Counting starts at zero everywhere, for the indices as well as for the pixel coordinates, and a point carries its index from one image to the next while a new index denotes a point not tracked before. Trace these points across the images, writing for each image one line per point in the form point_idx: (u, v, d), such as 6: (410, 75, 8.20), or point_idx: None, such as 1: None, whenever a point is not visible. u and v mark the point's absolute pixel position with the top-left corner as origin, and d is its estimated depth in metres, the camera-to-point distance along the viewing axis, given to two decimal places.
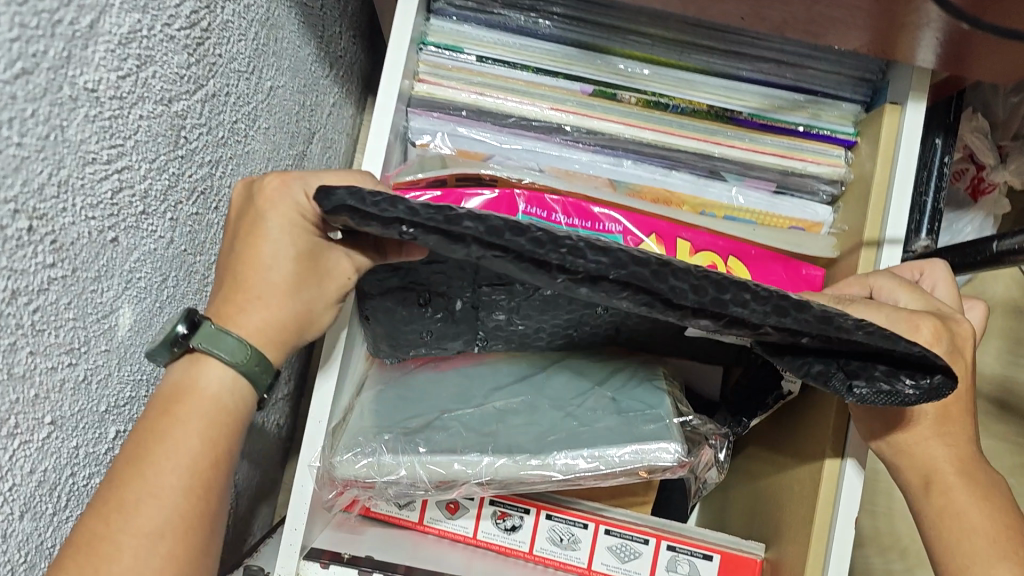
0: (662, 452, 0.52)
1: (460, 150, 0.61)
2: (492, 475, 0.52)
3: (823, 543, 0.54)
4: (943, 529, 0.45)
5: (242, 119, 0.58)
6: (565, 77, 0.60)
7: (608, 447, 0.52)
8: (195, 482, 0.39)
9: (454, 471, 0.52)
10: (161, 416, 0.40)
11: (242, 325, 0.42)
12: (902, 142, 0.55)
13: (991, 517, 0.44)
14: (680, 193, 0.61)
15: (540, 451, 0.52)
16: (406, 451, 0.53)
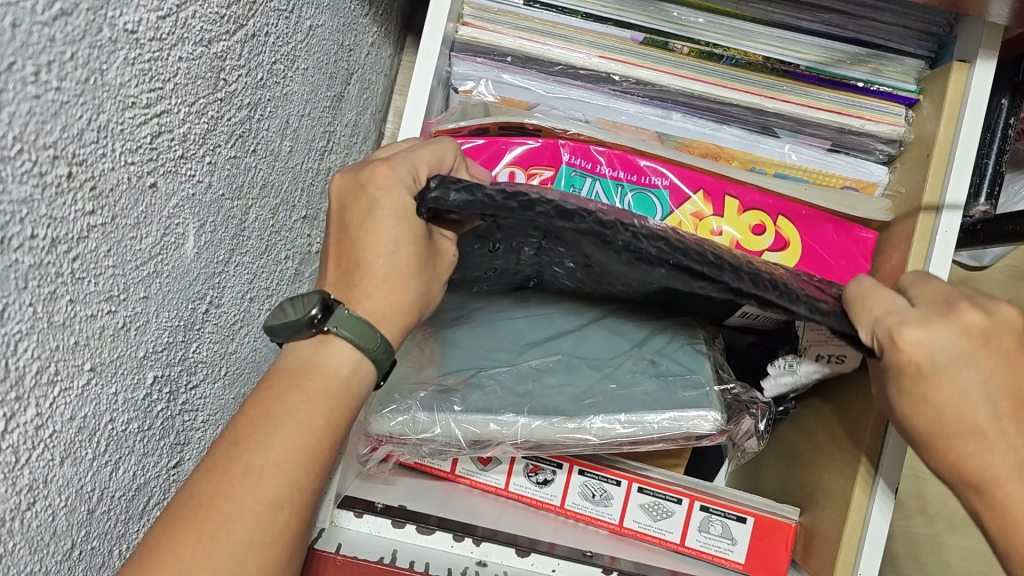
0: (702, 420, 0.51)
1: (505, 98, 0.59)
2: (526, 435, 0.51)
3: (856, 532, 0.53)
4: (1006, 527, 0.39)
5: (282, 60, 0.56)
6: (616, 24, 0.57)
7: (646, 412, 0.52)
8: (310, 464, 0.40)
9: (489, 431, 0.51)
10: (290, 386, 0.41)
11: (367, 308, 0.43)
12: (970, 102, 0.53)
13: None
14: (730, 149, 0.59)
15: (577, 414, 0.52)
16: (441, 408, 0.53)
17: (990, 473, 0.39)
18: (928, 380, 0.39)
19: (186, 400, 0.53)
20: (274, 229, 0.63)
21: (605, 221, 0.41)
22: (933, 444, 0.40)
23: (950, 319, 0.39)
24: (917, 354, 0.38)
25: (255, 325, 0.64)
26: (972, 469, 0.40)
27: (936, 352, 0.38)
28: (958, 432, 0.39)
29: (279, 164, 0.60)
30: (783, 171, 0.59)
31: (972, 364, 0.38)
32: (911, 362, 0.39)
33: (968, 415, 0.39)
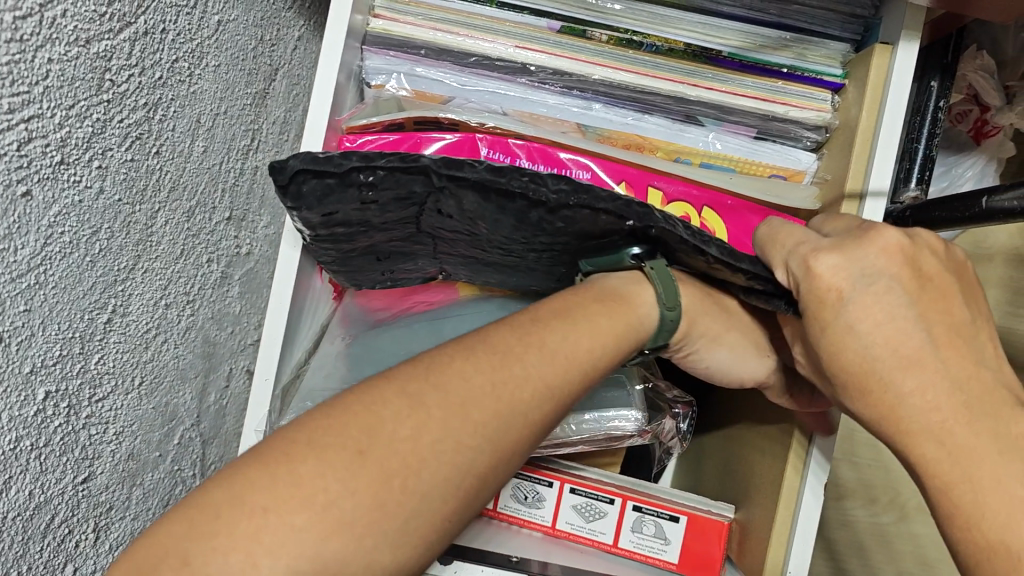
0: (623, 420, 0.50)
1: (419, 93, 0.57)
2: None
3: (783, 536, 0.52)
4: (957, 473, 0.37)
5: (185, 58, 0.54)
6: (532, 13, 0.55)
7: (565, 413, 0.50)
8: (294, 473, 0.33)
9: None
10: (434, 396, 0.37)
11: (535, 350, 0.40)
12: (891, 88, 0.51)
13: (988, 436, 0.37)
14: (653, 139, 0.57)
15: None
16: None
17: (935, 406, 0.38)
18: (852, 309, 0.40)
19: (92, 413, 0.51)
20: (191, 232, 0.61)
21: (498, 165, 0.41)
22: (873, 392, 0.40)
23: (869, 250, 0.41)
24: (838, 281, 0.40)
25: (175, 333, 0.62)
26: (917, 411, 0.38)
27: (856, 277, 0.40)
28: (896, 365, 0.39)
29: (191, 166, 0.59)
30: (709, 161, 0.58)
31: (894, 286, 0.40)
32: (831, 290, 0.40)
33: (904, 345, 0.39)
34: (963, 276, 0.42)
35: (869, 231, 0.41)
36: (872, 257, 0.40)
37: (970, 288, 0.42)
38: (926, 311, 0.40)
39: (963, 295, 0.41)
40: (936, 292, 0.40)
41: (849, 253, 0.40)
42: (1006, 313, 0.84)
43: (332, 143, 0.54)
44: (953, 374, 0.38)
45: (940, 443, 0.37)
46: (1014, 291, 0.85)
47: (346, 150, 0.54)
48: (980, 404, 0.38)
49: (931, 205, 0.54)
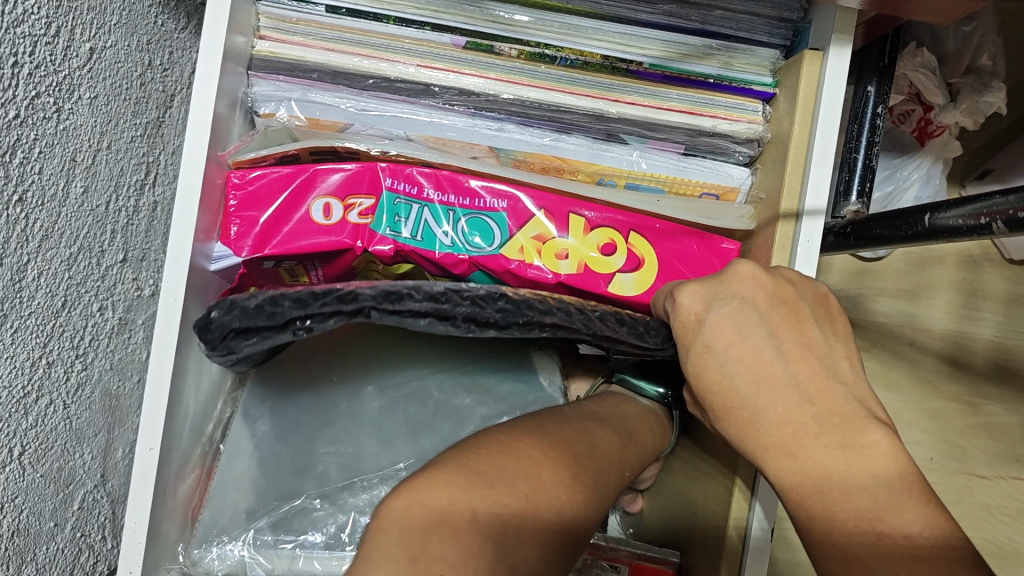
0: None
1: (313, 120, 0.51)
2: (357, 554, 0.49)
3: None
4: (822, 491, 0.38)
5: (49, 92, 0.49)
6: (433, 28, 0.50)
7: None
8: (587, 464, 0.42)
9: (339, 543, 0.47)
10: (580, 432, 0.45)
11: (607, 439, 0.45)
12: (824, 95, 0.48)
13: (839, 447, 0.38)
14: (575, 161, 0.53)
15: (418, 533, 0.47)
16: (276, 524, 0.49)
17: (790, 419, 0.40)
18: (710, 330, 0.42)
19: None
20: (74, 281, 0.55)
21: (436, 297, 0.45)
22: (733, 413, 0.41)
23: (725, 281, 0.44)
24: (697, 306, 0.43)
25: (62, 392, 0.56)
26: (771, 425, 0.40)
27: (713, 301, 0.43)
28: (750, 381, 0.41)
29: (66, 210, 0.53)
30: (635, 181, 0.53)
31: (746, 308, 0.42)
32: (691, 316, 0.43)
33: (759, 366, 0.41)
34: (818, 304, 0.44)
35: (728, 267, 0.44)
36: (730, 288, 0.43)
37: (824, 313, 0.44)
38: (779, 337, 0.42)
39: (815, 319, 0.43)
40: (786, 316, 0.43)
41: (710, 286, 0.43)
42: (960, 316, 0.81)
43: (218, 180, 0.49)
44: (804, 387, 0.40)
45: (793, 455, 0.39)
46: (966, 293, 0.81)
47: (235, 187, 0.49)
48: (828, 414, 0.40)
49: (871, 219, 0.50)
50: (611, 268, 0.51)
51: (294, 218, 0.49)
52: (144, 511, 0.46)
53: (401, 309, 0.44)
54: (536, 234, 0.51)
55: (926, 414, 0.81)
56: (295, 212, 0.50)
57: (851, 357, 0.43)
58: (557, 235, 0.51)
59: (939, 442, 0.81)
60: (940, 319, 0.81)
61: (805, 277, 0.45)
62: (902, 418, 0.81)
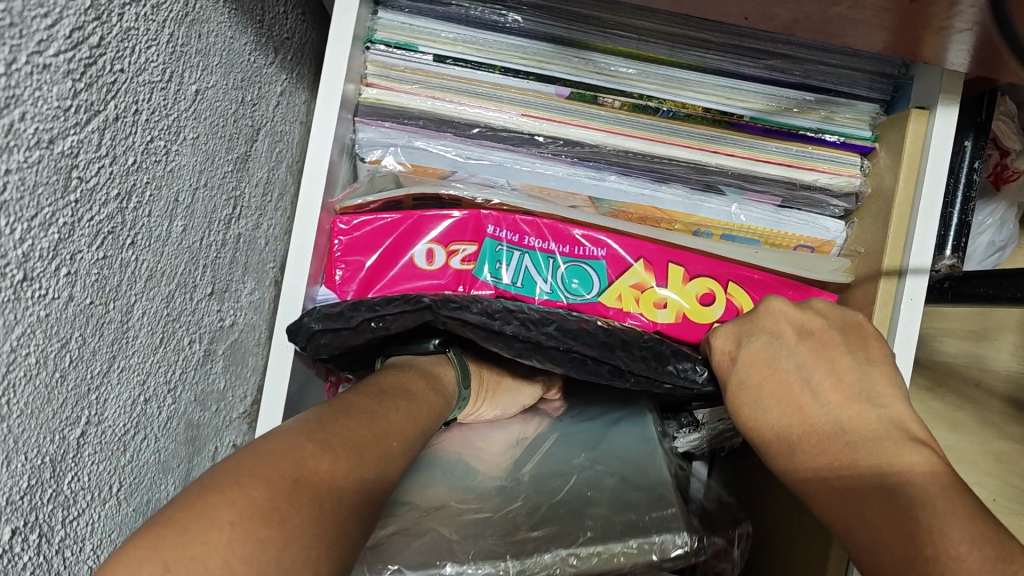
0: None
1: (415, 167, 0.52)
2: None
3: None
4: (875, 524, 0.35)
5: (161, 136, 0.50)
6: (537, 79, 0.51)
7: None
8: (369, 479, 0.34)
9: None
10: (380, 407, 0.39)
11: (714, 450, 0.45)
12: (930, 154, 0.48)
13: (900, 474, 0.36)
14: (673, 213, 0.53)
15: None
16: None
17: (825, 454, 0.39)
18: (742, 365, 0.45)
19: (68, 534, 0.47)
20: (170, 318, 0.56)
21: (491, 310, 0.46)
22: (772, 446, 0.42)
23: (756, 318, 0.46)
24: (730, 344, 0.46)
25: (155, 426, 0.57)
26: (804, 455, 0.40)
27: (741, 339, 0.46)
28: (781, 413, 0.42)
29: (168, 249, 0.54)
30: (731, 233, 0.54)
31: (775, 342, 0.44)
32: (725, 354, 0.46)
33: (795, 398, 0.42)
34: (851, 330, 0.44)
35: (760, 305, 0.47)
36: (763, 323, 0.45)
37: (858, 339, 0.44)
38: (806, 363, 0.43)
39: (848, 345, 0.43)
40: (814, 347, 0.43)
41: (748, 328, 0.46)
42: None
43: (325, 226, 0.49)
44: (836, 416, 0.40)
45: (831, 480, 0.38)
46: None
47: (341, 233, 0.49)
48: (864, 439, 0.38)
49: (971, 277, 0.51)
50: (710, 318, 0.51)
51: (400, 263, 0.50)
52: None
53: (457, 317, 0.46)
54: (635, 282, 0.51)
55: (992, 456, 0.80)
56: (401, 257, 0.50)
57: (892, 380, 0.42)
58: (655, 284, 0.51)
59: (1002, 485, 0.80)
60: (1006, 361, 0.81)
61: (838, 309, 0.46)
62: (967, 459, 0.80)
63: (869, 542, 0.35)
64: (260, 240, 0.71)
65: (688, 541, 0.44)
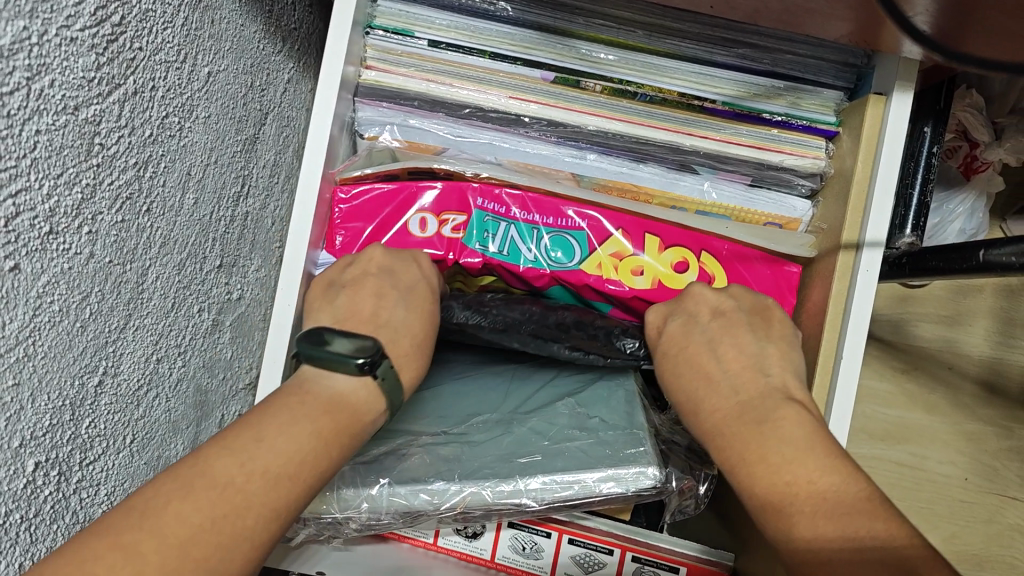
0: (639, 477, 0.49)
1: (410, 143, 0.57)
2: (460, 508, 0.49)
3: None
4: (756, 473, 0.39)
5: (175, 113, 0.54)
6: (524, 63, 0.55)
7: (581, 471, 0.49)
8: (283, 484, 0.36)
9: (418, 504, 0.48)
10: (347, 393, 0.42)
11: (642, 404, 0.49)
12: (886, 137, 0.51)
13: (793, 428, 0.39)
14: (650, 189, 0.57)
15: (511, 476, 0.49)
16: (368, 484, 0.49)
17: (721, 407, 0.43)
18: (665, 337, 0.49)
19: (84, 477, 0.50)
20: (181, 284, 0.60)
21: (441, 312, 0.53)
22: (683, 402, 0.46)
23: (684, 300, 0.51)
24: (659, 319, 0.51)
25: (165, 385, 0.61)
26: (707, 413, 0.44)
27: (668, 316, 0.50)
28: (692, 378, 0.46)
29: (180, 219, 0.58)
30: (705, 209, 0.58)
31: (694, 318, 0.49)
32: (654, 329, 0.51)
33: (705, 364, 0.46)
34: (758, 313, 0.49)
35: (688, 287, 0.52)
36: (689, 302, 0.50)
37: (763, 320, 0.49)
38: (716, 334, 0.47)
39: (753, 324, 0.48)
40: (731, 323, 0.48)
41: (675, 309, 0.50)
42: (996, 343, 0.85)
43: (327, 194, 0.54)
44: (733, 381, 0.44)
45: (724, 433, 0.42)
46: (1003, 322, 0.85)
47: (340, 202, 0.54)
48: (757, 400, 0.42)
49: (928, 253, 0.54)
50: (683, 284, 0.55)
51: (394, 230, 0.54)
52: None
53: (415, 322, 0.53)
54: (614, 252, 0.55)
55: (961, 435, 0.85)
56: (394, 225, 0.54)
57: (786, 357, 0.46)
58: (633, 252, 0.55)
59: (974, 463, 0.84)
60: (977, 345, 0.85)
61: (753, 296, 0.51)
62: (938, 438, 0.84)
63: (748, 480, 0.39)
64: (267, 220, 0.76)
65: (657, 476, 0.49)
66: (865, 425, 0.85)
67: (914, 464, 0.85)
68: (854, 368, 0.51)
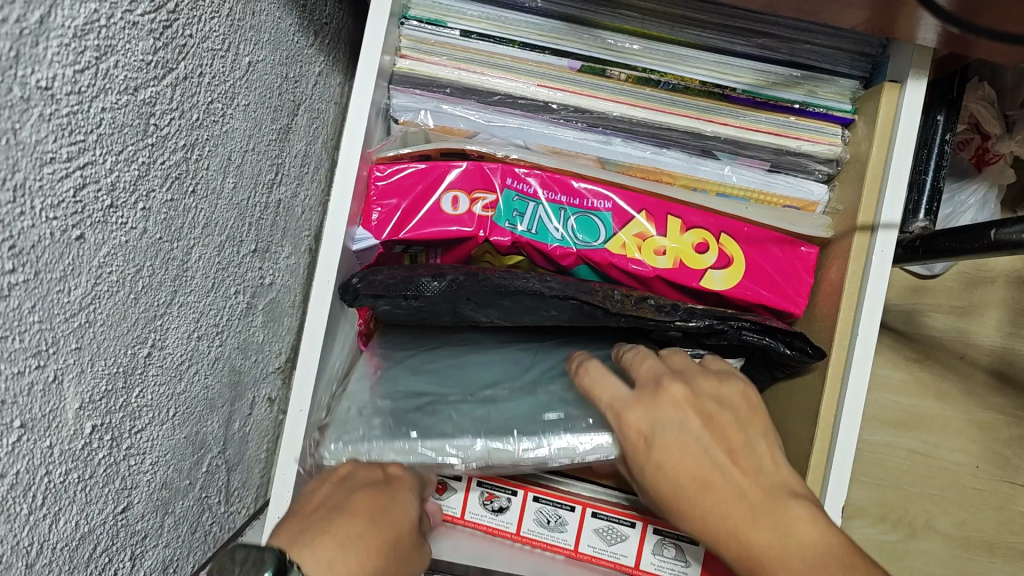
0: None
1: (443, 127, 0.59)
2: (484, 461, 0.51)
3: None
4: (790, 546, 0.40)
5: (219, 99, 0.56)
6: (553, 53, 0.57)
7: (601, 430, 0.51)
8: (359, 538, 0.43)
9: (445, 455, 0.51)
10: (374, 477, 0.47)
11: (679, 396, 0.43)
12: (900, 122, 0.53)
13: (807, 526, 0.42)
14: (673, 172, 0.60)
15: (535, 433, 0.52)
16: (399, 437, 0.52)
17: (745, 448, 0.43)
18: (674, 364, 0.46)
19: (132, 444, 0.53)
20: (220, 266, 0.63)
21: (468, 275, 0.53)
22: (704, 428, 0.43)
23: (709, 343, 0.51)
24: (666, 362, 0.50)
25: (205, 363, 0.63)
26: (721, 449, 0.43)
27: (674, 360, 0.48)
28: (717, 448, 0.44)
29: (222, 202, 0.60)
30: (725, 192, 0.60)
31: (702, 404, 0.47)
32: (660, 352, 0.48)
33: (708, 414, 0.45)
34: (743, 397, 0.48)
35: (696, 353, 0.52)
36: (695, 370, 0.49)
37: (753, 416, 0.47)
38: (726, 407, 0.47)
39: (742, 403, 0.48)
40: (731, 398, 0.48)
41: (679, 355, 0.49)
42: (1008, 333, 0.87)
43: (363, 173, 0.56)
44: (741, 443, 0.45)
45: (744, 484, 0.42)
46: (1014, 312, 0.87)
47: (378, 179, 0.56)
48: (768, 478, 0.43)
49: (940, 235, 0.56)
50: (704, 265, 0.57)
51: (426, 208, 0.56)
52: (292, 456, 0.54)
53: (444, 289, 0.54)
54: (638, 232, 0.57)
55: (973, 423, 0.86)
56: (428, 204, 0.56)
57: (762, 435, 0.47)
58: (655, 233, 0.57)
59: (985, 451, 0.86)
60: (988, 335, 0.87)
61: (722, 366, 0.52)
62: (951, 426, 0.86)
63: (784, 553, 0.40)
64: (298, 209, 0.78)
65: None
66: (879, 413, 0.87)
67: (926, 452, 0.86)
68: (870, 340, 0.53)
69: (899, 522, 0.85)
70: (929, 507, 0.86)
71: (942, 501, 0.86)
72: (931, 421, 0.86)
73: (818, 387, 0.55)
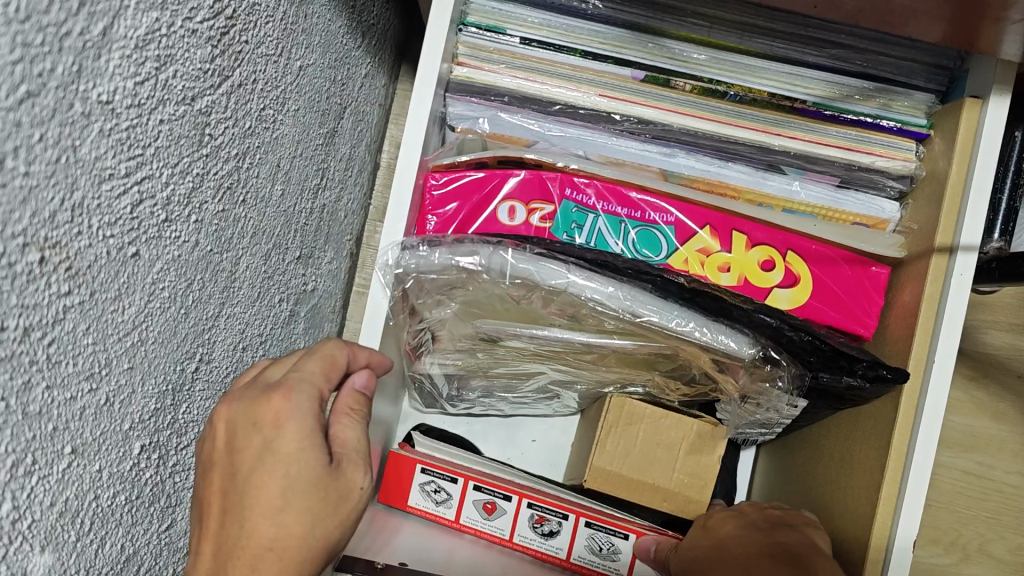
0: None
1: (500, 135, 0.57)
2: None
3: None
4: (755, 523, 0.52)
5: (270, 104, 0.54)
6: (615, 62, 0.55)
7: None
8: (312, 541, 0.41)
9: None
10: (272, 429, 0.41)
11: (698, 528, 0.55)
12: (982, 140, 0.51)
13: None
14: (738, 186, 0.57)
15: None
16: None
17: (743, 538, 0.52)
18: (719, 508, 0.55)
19: (178, 461, 0.51)
20: (267, 274, 0.61)
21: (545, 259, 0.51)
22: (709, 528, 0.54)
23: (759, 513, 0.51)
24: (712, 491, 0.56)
25: None
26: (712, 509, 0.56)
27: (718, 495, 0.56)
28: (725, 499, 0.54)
29: (270, 210, 0.59)
30: (792, 208, 0.58)
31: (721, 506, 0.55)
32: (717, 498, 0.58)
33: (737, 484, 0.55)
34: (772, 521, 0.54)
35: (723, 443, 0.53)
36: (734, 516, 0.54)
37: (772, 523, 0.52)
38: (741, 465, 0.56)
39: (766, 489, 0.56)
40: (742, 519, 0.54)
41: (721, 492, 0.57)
42: None
43: (420, 181, 0.55)
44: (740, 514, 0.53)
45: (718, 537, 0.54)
46: None
47: (433, 188, 0.55)
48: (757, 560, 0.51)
49: None
50: (770, 283, 0.55)
51: (484, 217, 0.55)
52: None
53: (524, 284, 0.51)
54: (700, 247, 0.55)
55: None
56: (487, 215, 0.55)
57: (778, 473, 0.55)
58: (719, 248, 0.55)
59: None
60: None
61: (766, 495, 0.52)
62: (1007, 447, 0.84)
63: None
64: (341, 213, 0.77)
65: None
66: None
67: (980, 473, 0.84)
68: (948, 365, 0.50)
69: (951, 546, 0.83)
70: (982, 531, 0.84)
71: (995, 523, 0.83)
72: (986, 442, 0.84)
73: (888, 412, 0.53)
